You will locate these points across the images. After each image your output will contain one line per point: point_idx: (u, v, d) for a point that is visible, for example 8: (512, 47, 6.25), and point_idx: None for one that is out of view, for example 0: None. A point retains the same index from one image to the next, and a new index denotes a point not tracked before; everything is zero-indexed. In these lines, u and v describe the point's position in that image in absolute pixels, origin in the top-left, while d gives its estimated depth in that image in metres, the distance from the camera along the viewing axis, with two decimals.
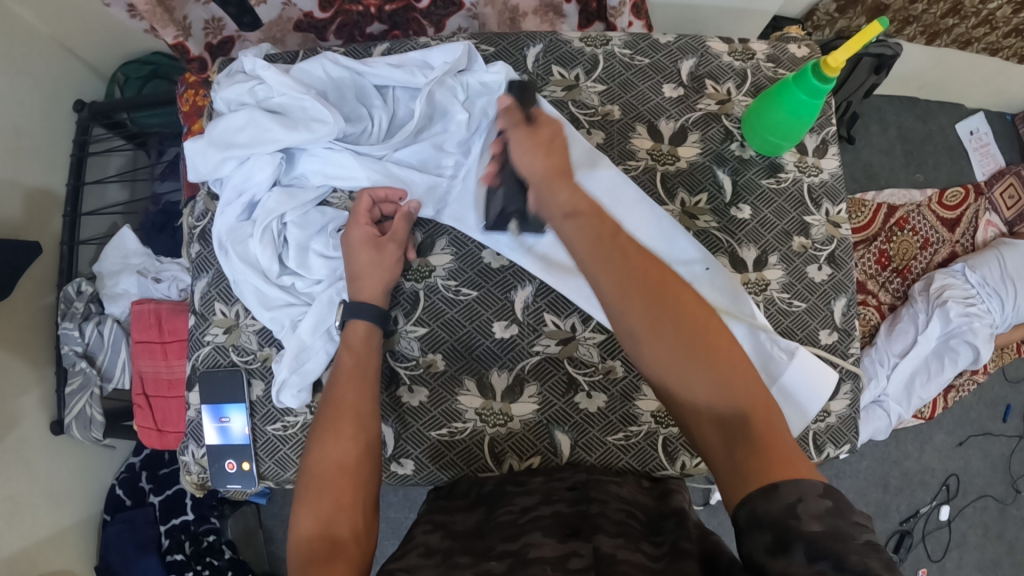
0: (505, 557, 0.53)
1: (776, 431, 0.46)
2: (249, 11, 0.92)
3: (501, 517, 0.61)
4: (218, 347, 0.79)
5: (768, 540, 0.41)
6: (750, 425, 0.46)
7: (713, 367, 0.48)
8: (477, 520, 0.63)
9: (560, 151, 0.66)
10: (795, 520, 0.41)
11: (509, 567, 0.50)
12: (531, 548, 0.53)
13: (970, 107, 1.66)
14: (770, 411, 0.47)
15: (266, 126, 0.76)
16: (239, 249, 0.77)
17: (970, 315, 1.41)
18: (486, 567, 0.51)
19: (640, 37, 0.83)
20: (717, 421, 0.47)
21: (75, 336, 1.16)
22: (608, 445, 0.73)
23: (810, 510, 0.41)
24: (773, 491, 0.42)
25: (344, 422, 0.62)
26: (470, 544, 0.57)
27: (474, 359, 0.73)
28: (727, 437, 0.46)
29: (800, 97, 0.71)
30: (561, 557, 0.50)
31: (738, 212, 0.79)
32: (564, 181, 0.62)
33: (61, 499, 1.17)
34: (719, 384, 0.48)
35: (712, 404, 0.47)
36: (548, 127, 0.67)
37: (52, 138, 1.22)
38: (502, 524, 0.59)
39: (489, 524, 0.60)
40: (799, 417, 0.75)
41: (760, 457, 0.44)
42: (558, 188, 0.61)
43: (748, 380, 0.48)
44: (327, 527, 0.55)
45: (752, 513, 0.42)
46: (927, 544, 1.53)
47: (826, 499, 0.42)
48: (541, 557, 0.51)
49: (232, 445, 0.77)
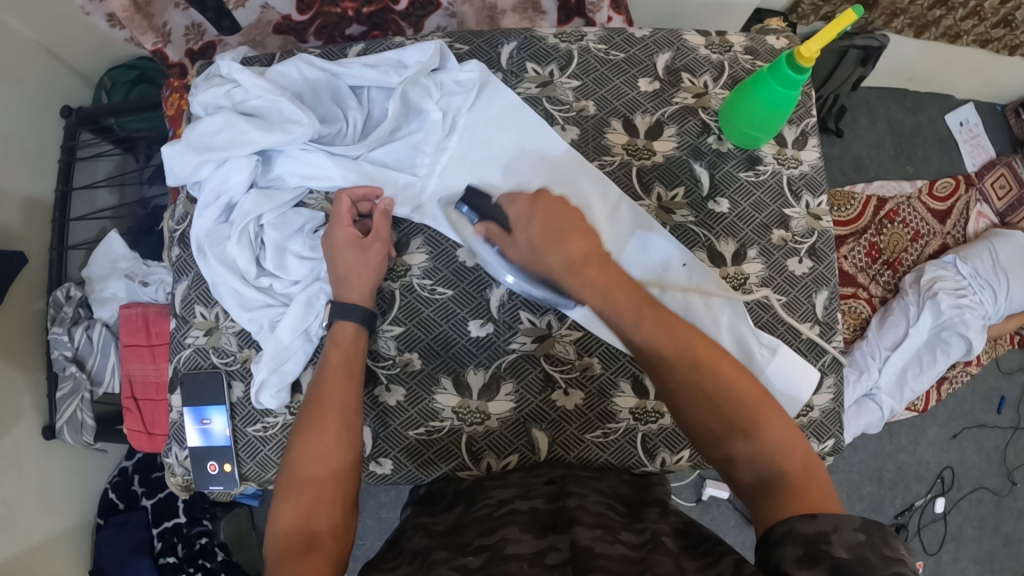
0: (481, 551, 0.53)
1: (813, 482, 0.51)
2: (228, 15, 0.92)
3: (478, 511, 0.61)
4: (198, 349, 0.80)
5: (798, 553, 0.44)
6: (786, 478, 0.51)
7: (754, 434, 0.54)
8: (454, 518, 0.62)
9: (575, 230, 0.64)
10: (825, 545, 0.43)
11: (484, 562, 0.50)
12: (508, 544, 0.52)
13: (960, 98, 1.65)
14: (811, 472, 0.52)
15: (242, 129, 0.76)
16: (217, 251, 0.77)
17: (961, 307, 1.42)
18: (462, 564, 0.51)
19: (615, 32, 0.83)
20: (754, 470, 0.53)
21: (65, 341, 1.17)
22: (586, 442, 0.73)
23: (844, 540, 0.43)
24: (813, 517, 0.46)
25: (328, 417, 0.62)
26: (447, 540, 0.57)
27: (451, 357, 0.73)
28: (765, 486, 0.52)
29: (776, 88, 0.71)
30: (537, 554, 0.50)
31: (715, 206, 0.79)
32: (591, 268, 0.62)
33: (53, 504, 1.18)
34: (755, 437, 0.54)
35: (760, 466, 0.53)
36: (547, 211, 0.65)
37: (40, 144, 1.22)
38: (479, 519, 0.59)
39: (467, 521, 0.60)
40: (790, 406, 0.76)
41: (791, 497, 0.50)
42: (583, 282, 0.61)
43: (781, 429, 0.54)
44: (306, 521, 0.55)
45: (789, 530, 0.46)
46: (923, 537, 1.53)
47: (860, 533, 0.43)
48: (518, 554, 0.50)
49: (213, 446, 0.78)
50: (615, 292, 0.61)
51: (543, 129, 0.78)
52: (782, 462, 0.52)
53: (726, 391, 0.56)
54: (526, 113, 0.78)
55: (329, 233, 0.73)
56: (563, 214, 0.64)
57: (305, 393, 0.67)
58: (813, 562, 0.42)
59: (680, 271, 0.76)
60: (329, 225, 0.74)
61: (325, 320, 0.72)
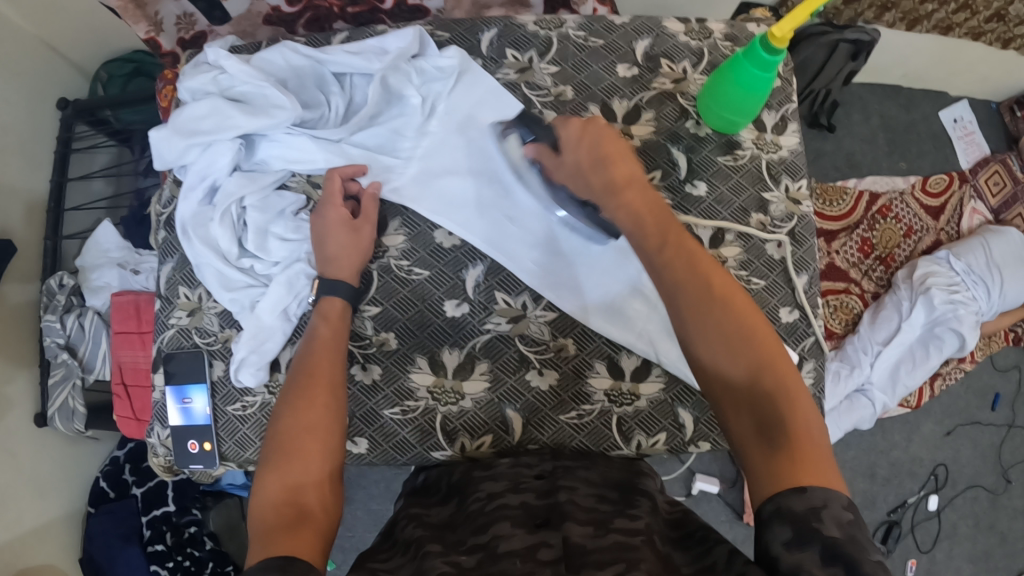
0: (475, 551, 0.52)
1: (810, 437, 0.50)
2: (218, 5, 0.94)
3: (471, 505, 0.60)
4: (181, 329, 0.81)
5: (787, 534, 0.44)
6: (785, 424, 0.50)
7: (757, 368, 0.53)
8: (449, 512, 0.62)
9: (616, 155, 0.66)
10: (817, 522, 0.44)
11: (479, 561, 0.50)
12: (502, 540, 0.52)
13: (954, 95, 1.65)
14: (809, 428, 0.50)
15: (227, 113, 0.77)
16: (201, 233, 0.78)
17: (955, 302, 1.41)
18: (456, 563, 0.50)
19: (594, 19, 0.83)
20: (755, 415, 0.51)
21: (56, 328, 1.18)
22: (560, 424, 0.73)
23: (834, 516, 0.44)
24: (803, 491, 0.46)
25: (317, 389, 0.62)
26: (440, 534, 0.57)
27: (427, 337, 0.74)
28: (762, 432, 0.50)
29: (751, 71, 0.72)
30: (530, 550, 0.50)
31: (693, 189, 0.80)
32: (628, 190, 0.63)
33: (46, 492, 1.18)
34: (765, 383, 0.52)
35: (764, 402, 0.51)
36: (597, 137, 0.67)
37: (35, 134, 1.24)
38: (472, 514, 0.59)
39: (461, 517, 0.59)
40: None
41: (788, 455, 0.48)
42: (622, 204, 0.63)
43: (787, 380, 0.52)
44: (293, 493, 0.55)
45: (777, 507, 0.46)
46: (917, 534, 1.51)
47: (848, 511, 0.45)
48: (512, 551, 0.50)
49: (194, 425, 0.79)
50: (647, 220, 0.62)
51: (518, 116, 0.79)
52: (788, 419, 0.50)
53: (741, 329, 0.54)
54: (502, 99, 0.79)
55: (321, 214, 0.73)
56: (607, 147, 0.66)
57: (291, 364, 0.67)
58: (804, 544, 0.43)
59: None
60: (319, 206, 0.75)
61: (313, 295, 0.72)
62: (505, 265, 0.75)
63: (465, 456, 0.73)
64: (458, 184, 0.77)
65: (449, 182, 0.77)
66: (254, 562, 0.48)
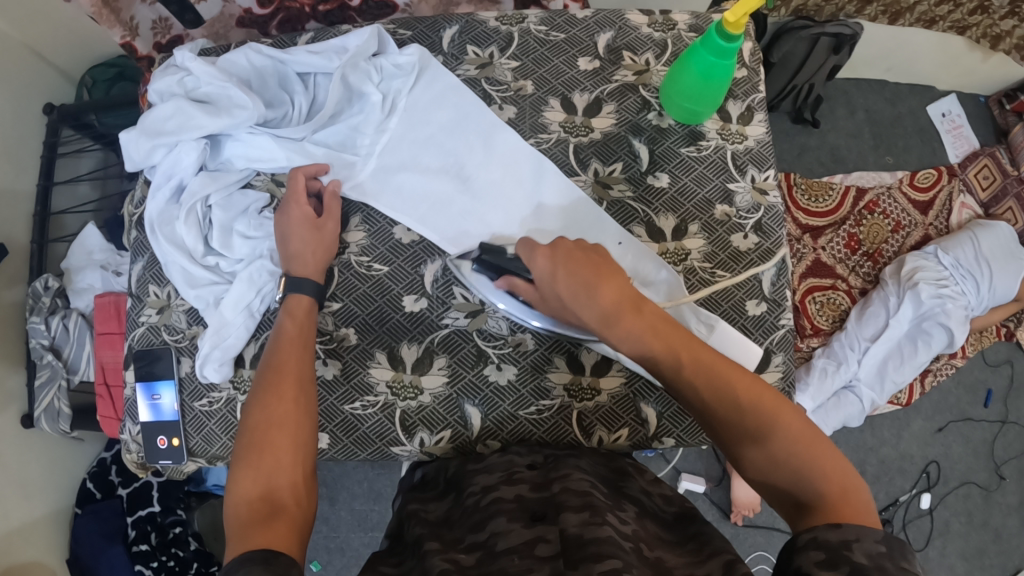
0: (474, 550, 0.52)
1: (850, 493, 0.50)
2: (190, 8, 0.94)
3: (467, 500, 0.60)
4: (151, 327, 0.82)
5: (819, 556, 0.43)
6: (819, 496, 0.50)
7: (789, 449, 0.52)
8: (446, 508, 0.62)
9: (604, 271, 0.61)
10: (847, 550, 0.43)
11: (478, 561, 0.50)
12: (500, 538, 0.51)
13: (941, 89, 1.64)
14: (844, 484, 0.50)
15: (191, 114, 0.78)
16: (166, 230, 0.79)
17: (943, 296, 1.40)
18: (455, 560, 0.50)
19: (556, 14, 0.84)
20: (785, 492, 0.52)
21: (42, 330, 1.18)
22: (519, 419, 0.73)
23: (866, 548, 0.43)
24: (838, 527, 0.46)
25: (285, 385, 0.62)
26: (439, 531, 0.56)
27: (385, 332, 0.74)
28: (800, 509, 0.50)
29: (709, 59, 0.71)
30: (528, 545, 0.49)
31: (655, 180, 0.79)
32: (630, 314, 0.59)
33: (33, 491, 1.19)
34: (796, 464, 0.51)
35: (797, 480, 0.51)
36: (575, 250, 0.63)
37: (24, 138, 1.25)
38: (468, 510, 0.58)
39: (458, 513, 0.59)
40: None
41: (824, 514, 0.48)
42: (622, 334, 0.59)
43: (813, 449, 0.52)
44: (269, 492, 0.54)
45: (813, 537, 0.45)
46: (909, 533, 1.49)
47: (882, 544, 0.44)
48: (511, 548, 0.49)
49: (163, 421, 0.80)
50: (653, 340, 0.58)
51: (473, 108, 0.79)
52: (819, 482, 0.50)
53: (757, 417, 0.54)
54: (460, 94, 0.80)
55: (284, 212, 0.74)
56: (585, 265, 0.61)
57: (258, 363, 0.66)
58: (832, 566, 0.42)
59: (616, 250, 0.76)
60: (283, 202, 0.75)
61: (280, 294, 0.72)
62: (463, 261, 0.75)
63: (425, 452, 0.73)
64: (416, 177, 0.78)
65: (406, 175, 0.78)
66: (231, 558, 0.48)
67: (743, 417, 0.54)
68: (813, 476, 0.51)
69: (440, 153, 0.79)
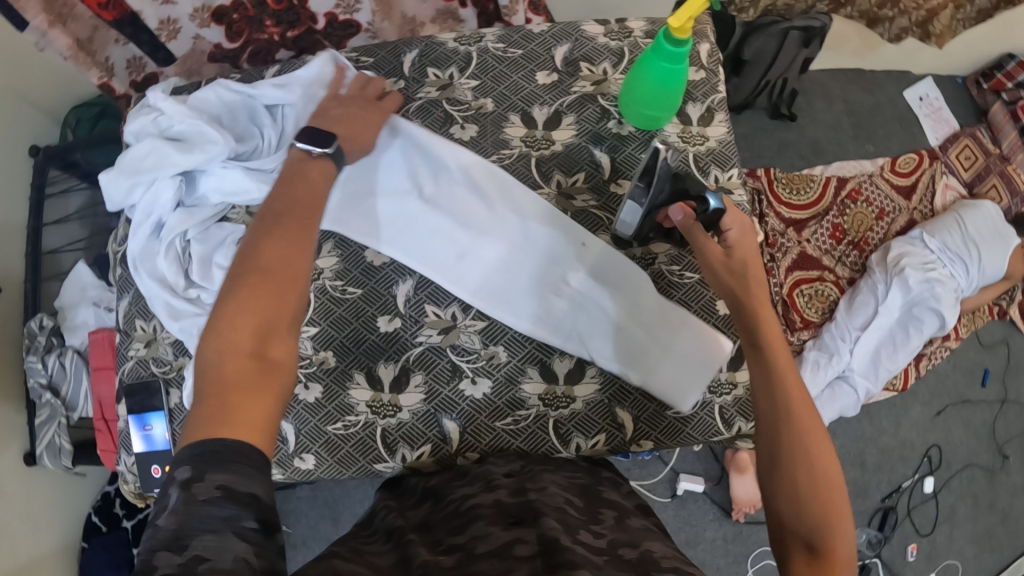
0: (453, 551, 0.52)
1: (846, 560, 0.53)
2: (161, 47, 0.97)
3: (446, 506, 0.61)
4: (139, 360, 0.84)
5: None
6: (828, 546, 0.53)
7: (822, 491, 0.56)
8: (423, 513, 0.63)
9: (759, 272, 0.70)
10: None
11: (457, 561, 0.50)
12: (479, 541, 0.52)
13: (917, 73, 1.65)
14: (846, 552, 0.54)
15: (165, 152, 0.79)
16: (148, 266, 0.82)
17: (931, 280, 1.40)
18: (436, 561, 0.50)
19: (513, 31, 0.86)
20: (794, 512, 0.55)
21: (39, 368, 1.22)
22: (497, 431, 0.74)
23: None
24: None
25: (294, 242, 0.59)
26: (419, 531, 0.58)
27: (362, 353, 0.76)
28: (811, 549, 0.53)
29: (661, 65, 0.73)
30: (505, 546, 0.50)
31: (617, 188, 0.81)
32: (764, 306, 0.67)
33: (39, 529, 1.21)
34: (827, 504, 0.55)
35: (817, 521, 0.54)
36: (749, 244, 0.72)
37: (11, 182, 1.27)
38: (448, 515, 0.60)
39: (436, 517, 0.60)
40: (695, 381, 0.74)
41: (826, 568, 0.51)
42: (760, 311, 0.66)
43: (837, 509, 0.55)
44: (265, 330, 0.54)
45: None
46: (914, 519, 1.48)
47: None
48: (488, 551, 0.50)
49: (155, 450, 0.81)
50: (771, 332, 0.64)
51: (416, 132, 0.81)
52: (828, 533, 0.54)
53: (815, 447, 0.57)
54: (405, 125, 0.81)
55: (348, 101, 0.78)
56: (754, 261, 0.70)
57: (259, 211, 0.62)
58: None
59: (579, 251, 0.78)
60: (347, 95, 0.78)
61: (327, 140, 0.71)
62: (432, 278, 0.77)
63: (408, 467, 0.74)
64: (389, 209, 0.80)
65: (379, 206, 0.80)
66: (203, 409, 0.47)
67: (806, 433, 0.58)
68: (819, 514, 0.54)
69: (412, 186, 0.80)
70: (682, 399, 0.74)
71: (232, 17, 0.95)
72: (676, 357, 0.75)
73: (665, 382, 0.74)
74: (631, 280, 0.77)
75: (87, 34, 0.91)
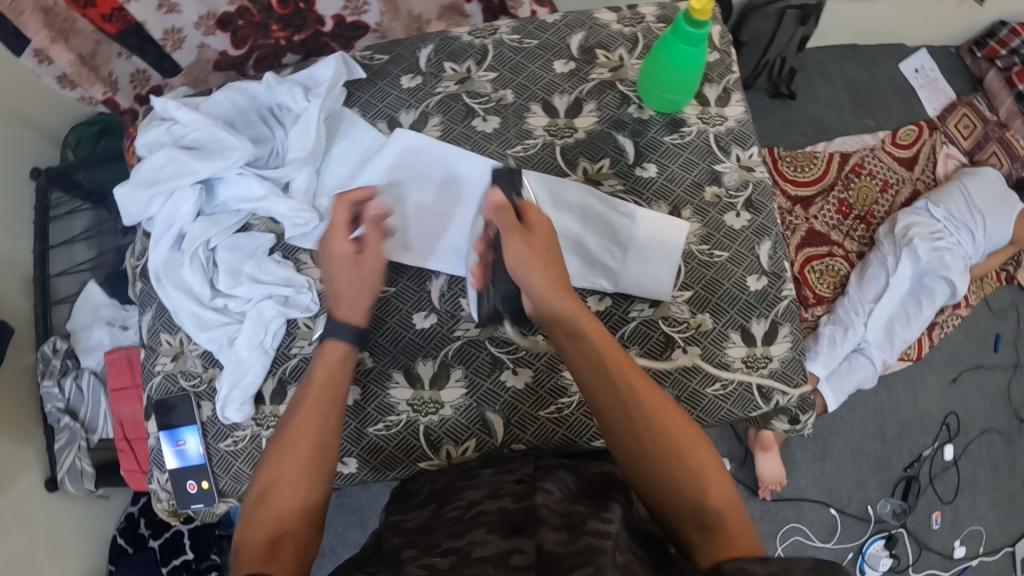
0: (449, 553, 0.52)
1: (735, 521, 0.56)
2: (167, 57, 0.95)
3: (449, 513, 0.61)
4: (167, 375, 0.82)
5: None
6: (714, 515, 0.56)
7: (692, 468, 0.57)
8: (426, 516, 0.63)
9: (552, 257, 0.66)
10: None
11: (451, 563, 0.50)
12: (475, 545, 0.51)
13: (912, 46, 1.66)
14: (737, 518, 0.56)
15: (183, 161, 0.79)
16: (172, 277, 0.79)
17: (939, 249, 1.41)
18: (430, 564, 0.50)
19: (527, 22, 0.86)
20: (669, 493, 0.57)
21: (55, 393, 1.20)
22: (540, 420, 0.74)
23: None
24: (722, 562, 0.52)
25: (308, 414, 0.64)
26: (417, 538, 0.57)
27: (399, 352, 0.75)
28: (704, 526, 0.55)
29: (682, 48, 0.73)
30: (503, 555, 0.48)
31: (643, 171, 0.81)
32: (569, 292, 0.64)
33: (64, 553, 1.19)
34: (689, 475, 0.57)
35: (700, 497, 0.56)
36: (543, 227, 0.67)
37: (16, 205, 1.26)
38: (450, 521, 0.59)
39: (438, 521, 0.60)
40: (666, 273, 0.77)
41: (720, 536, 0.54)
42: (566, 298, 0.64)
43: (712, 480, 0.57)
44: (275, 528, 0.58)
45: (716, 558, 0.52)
46: (937, 487, 1.49)
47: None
48: (484, 555, 0.49)
49: (190, 465, 0.80)
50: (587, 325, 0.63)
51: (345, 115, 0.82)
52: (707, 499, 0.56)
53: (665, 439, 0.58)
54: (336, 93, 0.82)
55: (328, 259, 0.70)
56: (543, 245, 0.66)
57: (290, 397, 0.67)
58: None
59: None
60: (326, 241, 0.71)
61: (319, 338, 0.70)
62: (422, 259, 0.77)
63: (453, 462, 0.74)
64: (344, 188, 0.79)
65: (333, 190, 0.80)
66: None
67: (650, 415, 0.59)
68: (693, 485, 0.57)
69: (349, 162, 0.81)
70: (660, 290, 0.77)
71: (237, 23, 0.94)
72: (640, 256, 0.77)
73: (637, 281, 0.76)
74: (575, 199, 0.77)
75: (89, 49, 0.90)
